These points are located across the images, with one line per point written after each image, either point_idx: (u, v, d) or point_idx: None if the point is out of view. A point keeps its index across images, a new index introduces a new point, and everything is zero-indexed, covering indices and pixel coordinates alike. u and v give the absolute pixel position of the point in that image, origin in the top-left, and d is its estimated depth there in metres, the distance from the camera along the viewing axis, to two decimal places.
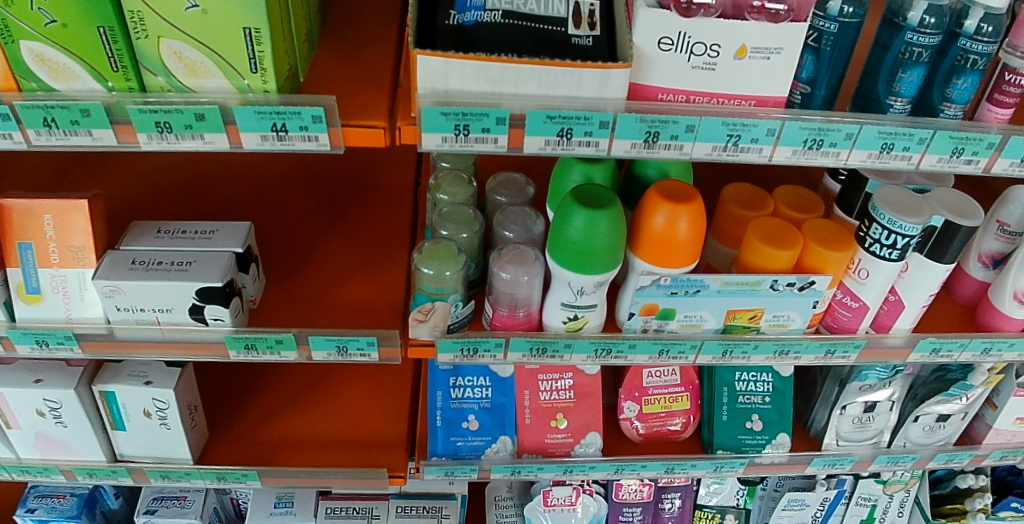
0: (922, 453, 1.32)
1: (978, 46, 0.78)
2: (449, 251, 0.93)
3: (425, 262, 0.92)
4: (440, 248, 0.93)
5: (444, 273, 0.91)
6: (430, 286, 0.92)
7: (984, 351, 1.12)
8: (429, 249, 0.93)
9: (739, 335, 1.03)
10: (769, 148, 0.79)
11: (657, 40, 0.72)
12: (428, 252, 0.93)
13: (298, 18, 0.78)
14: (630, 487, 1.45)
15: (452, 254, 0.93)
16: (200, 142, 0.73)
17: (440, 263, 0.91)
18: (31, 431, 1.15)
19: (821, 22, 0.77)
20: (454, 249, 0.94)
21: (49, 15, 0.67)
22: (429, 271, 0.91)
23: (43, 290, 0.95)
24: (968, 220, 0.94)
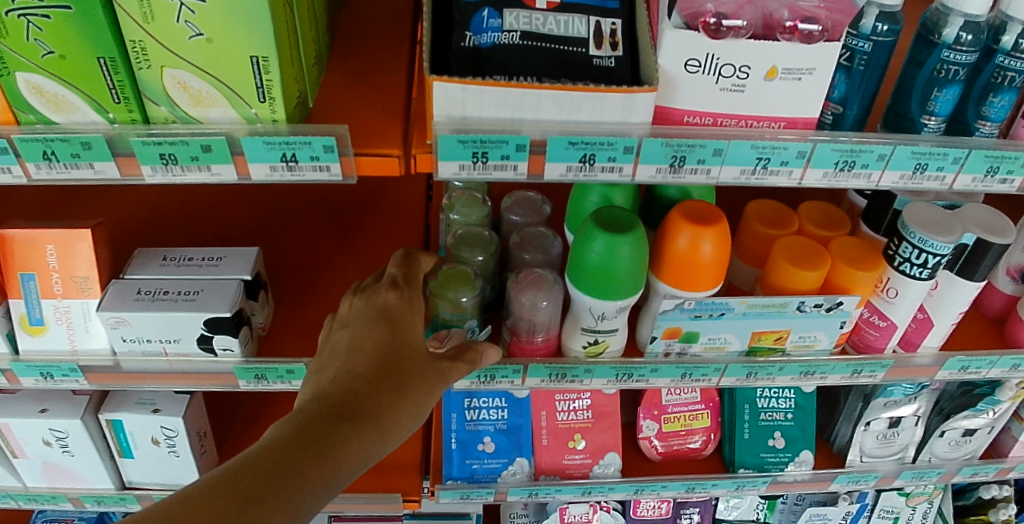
0: (949, 468, 1.29)
1: (1016, 62, 0.75)
2: (466, 276, 0.90)
3: (441, 287, 0.88)
4: (457, 274, 0.90)
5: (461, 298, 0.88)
6: (447, 313, 0.89)
7: (1013, 367, 1.08)
8: (445, 273, 0.90)
9: (765, 357, 0.99)
10: (800, 171, 0.76)
11: (684, 62, 0.69)
12: (444, 276, 0.90)
13: (307, 40, 0.74)
14: (647, 504, 1.42)
15: (470, 278, 0.90)
16: (207, 173, 0.70)
17: (457, 288, 0.88)
18: (38, 460, 1.13)
19: (854, 40, 0.74)
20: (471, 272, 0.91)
21: (46, 46, 0.63)
22: (444, 298, 0.88)
23: (46, 321, 0.92)
24: (1001, 237, 0.90)
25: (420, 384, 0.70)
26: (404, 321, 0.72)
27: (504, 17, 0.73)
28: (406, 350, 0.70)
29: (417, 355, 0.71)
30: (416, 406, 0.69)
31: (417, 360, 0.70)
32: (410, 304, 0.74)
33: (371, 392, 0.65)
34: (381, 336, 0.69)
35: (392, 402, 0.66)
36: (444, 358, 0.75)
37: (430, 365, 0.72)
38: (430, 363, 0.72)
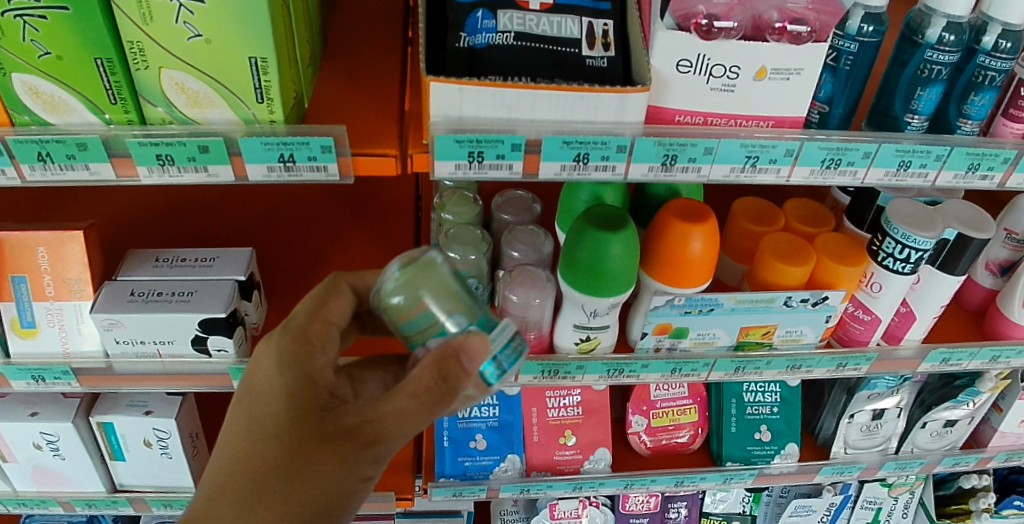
0: (930, 458, 1.33)
1: (996, 62, 0.78)
2: (414, 266, 0.64)
3: (391, 293, 0.64)
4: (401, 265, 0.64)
5: (412, 302, 0.63)
6: (403, 326, 0.64)
7: (992, 359, 1.11)
8: (385, 274, 0.65)
9: (752, 351, 1.01)
10: (787, 168, 0.78)
11: (676, 62, 0.71)
12: (388, 278, 0.64)
13: (302, 42, 0.75)
14: (636, 498, 1.44)
15: (421, 271, 0.63)
16: (204, 174, 0.71)
17: (405, 289, 0.63)
18: (28, 464, 1.12)
19: (840, 41, 0.76)
20: (425, 254, 0.65)
21: (42, 47, 0.63)
22: (400, 308, 0.63)
23: (37, 324, 0.91)
24: (981, 232, 0.94)
25: (303, 465, 0.59)
26: (269, 388, 0.61)
27: (497, 18, 0.73)
28: (272, 424, 0.59)
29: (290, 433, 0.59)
30: (320, 479, 0.60)
31: (287, 433, 0.59)
32: (279, 365, 0.61)
33: (243, 490, 0.59)
34: (252, 415, 0.61)
35: (263, 481, 0.59)
36: (338, 418, 0.59)
37: (314, 429, 0.58)
38: (308, 438, 0.58)
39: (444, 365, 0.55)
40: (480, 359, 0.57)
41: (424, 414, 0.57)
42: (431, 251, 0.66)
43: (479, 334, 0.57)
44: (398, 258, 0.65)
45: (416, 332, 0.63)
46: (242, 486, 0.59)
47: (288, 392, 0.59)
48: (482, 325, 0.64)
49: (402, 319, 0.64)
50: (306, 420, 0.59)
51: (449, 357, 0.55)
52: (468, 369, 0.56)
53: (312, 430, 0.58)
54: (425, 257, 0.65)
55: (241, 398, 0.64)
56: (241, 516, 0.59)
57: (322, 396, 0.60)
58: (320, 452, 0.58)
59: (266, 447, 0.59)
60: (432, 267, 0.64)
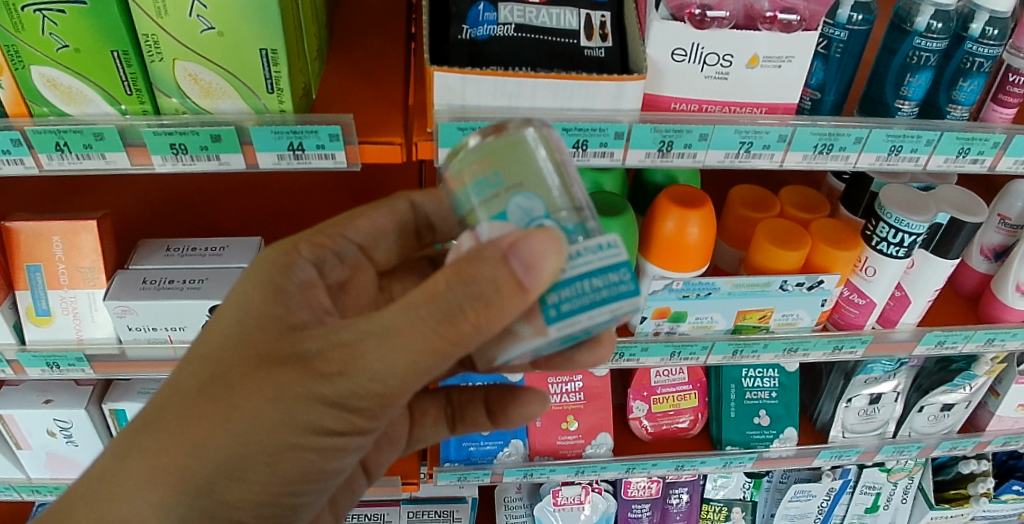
0: (927, 442, 1.35)
1: (984, 49, 0.80)
2: (499, 138, 0.52)
3: (462, 160, 0.53)
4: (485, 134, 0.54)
5: (482, 179, 0.52)
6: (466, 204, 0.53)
7: (987, 342, 1.13)
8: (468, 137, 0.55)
9: (750, 334, 1.04)
10: (781, 154, 0.80)
11: (671, 51, 0.73)
12: (467, 144, 0.54)
13: (310, 34, 0.77)
14: (638, 484, 1.47)
15: (506, 146, 0.52)
16: (217, 162, 0.73)
17: (481, 162, 0.52)
18: (42, 451, 1.14)
19: (831, 29, 0.78)
20: (519, 126, 0.53)
21: (61, 40, 0.66)
22: (469, 181, 0.53)
23: (52, 312, 0.94)
24: (973, 216, 0.96)
25: (235, 385, 0.56)
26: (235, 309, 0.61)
27: (498, 10, 0.75)
28: (225, 342, 0.59)
29: (236, 355, 0.58)
30: (242, 411, 0.55)
31: (232, 353, 0.58)
32: (253, 288, 0.62)
33: (171, 411, 0.57)
34: (208, 335, 0.61)
35: (192, 390, 0.58)
36: (311, 334, 0.56)
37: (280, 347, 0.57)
38: (248, 361, 0.57)
39: (487, 272, 0.45)
40: (545, 267, 0.45)
41: (425, 335, 0.48)
42: (536, 123, 0.54)
43: (547, 234, 0.45)
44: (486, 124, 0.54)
45: (479, 214, 0.52)
46: (171, 393, 0.59)
47: (260, 306, 0.61)
48: (567, 230, 0.51)
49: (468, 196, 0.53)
50: (261, 336, 0.58)
51: (494, 260, 0.45)
52: (524, 279, 0.45)
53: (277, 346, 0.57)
54: (518, 128, 0.53)
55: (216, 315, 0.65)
56: (159, 437, 0.57)
57: (294, 318, 0.59)
58: (263, 371, 0.56)
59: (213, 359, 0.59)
60: (524, 142, 0.52)
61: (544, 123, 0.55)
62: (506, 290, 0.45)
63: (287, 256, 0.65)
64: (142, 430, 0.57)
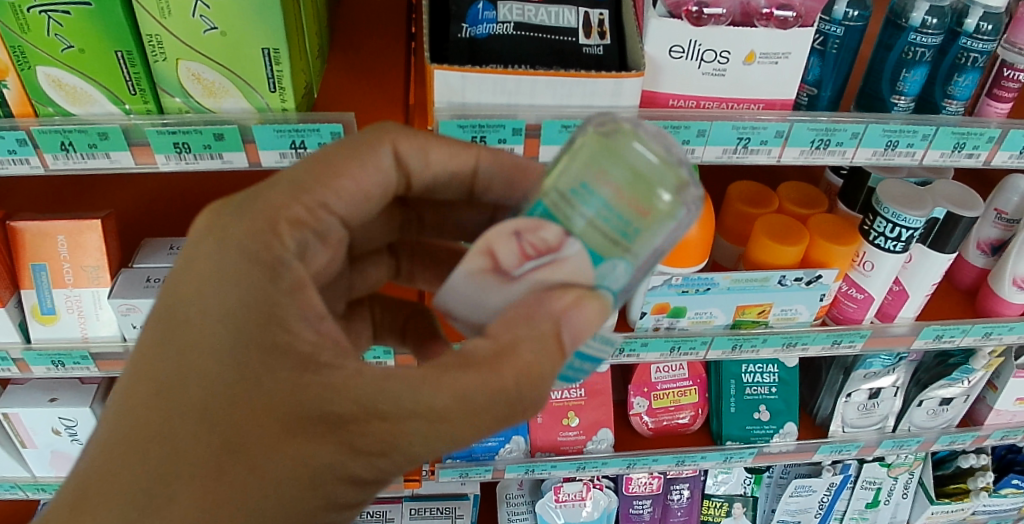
0: (927, 436, 1.35)
1: (978, 44, 0.81)
2: (638, 187, 0.49)
3: (603, 161, 0.49)
4: (631, 158, 0.49)
5: (592, 210, 0.50)
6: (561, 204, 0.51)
7: (984, 335, 1.14)
8: (609, 135, 0.50)
9: (749, 330, 1.05)
10: (778, 149, 0.81)
11: (669, 48, 0.74)
12: (601, 149, 0.50)
13: (311, 34, 0.78)
14: (639, 480, 1.47)
15: (637, 206, 0.49)
16: (219, 160, 0.74)
17: (612, 191, 0.49)
18: (47, 449, 1.15)
19: (827, 26, 0.79)
20: (666, 184, 0.49)
21: (65, 40, 0.67)
22: (580, 193, 0.50)
23: (57, 311, 0.94)
24: (970, 210, 0.97)
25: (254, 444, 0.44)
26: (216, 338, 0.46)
27: (497, 9, 0.76)
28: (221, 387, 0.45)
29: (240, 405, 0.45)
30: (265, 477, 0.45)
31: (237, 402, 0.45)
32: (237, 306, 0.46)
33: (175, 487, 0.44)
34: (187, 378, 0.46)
35: (201, 471, 0.44)
36: (336, 388, 0.45)
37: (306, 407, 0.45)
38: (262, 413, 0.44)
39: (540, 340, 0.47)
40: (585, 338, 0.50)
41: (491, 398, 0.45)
42: (684, 183, 0.50)
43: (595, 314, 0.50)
44: (634, 145, 0.50)
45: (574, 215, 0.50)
46: (162, 475, 0.44)
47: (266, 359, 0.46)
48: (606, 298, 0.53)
49: (567, 198, 0.51)
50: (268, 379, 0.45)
51: (549, 327, 0.48)
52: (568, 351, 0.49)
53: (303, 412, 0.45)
54: (664, 186, 0.49)
55: (173, 340, 0.47)
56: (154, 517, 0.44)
57: (301, 345, 0.46)
58: (294, 445, 0.45)
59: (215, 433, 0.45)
60: (658, 213, 0.49)
61: (694, 182, 0.51)
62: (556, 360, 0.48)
63: (271, 257, 0.48)
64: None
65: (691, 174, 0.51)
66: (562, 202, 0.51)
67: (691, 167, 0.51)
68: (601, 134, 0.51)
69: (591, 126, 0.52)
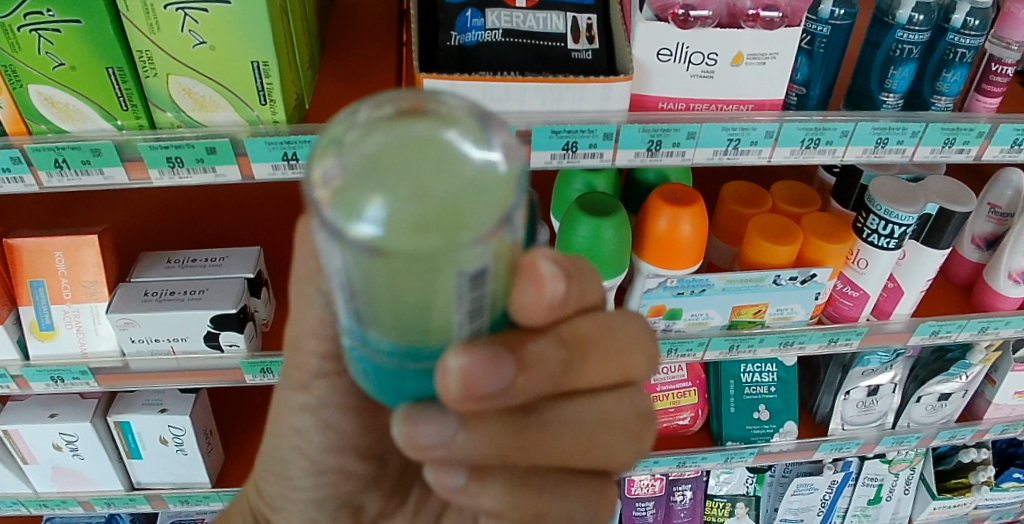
0: (926, 432, 1.35)
1: (966, 39, 0.81)
2: (426, 230, 0.30)
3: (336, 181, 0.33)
4: (409, 188, 0.30)
5: (357, 267, 0.32)
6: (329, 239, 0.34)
7: (981, 330, 1.14)
8: (376, 146, 0.32)
9: (745, 329, 1.05)
10: (768, 149, 0.82)
11: (656, 51, 0.75)
12: (373, 175, 0.31)
13: (301, 46, 0.79)
14: (641, 482, 1.48)
15: (428, 263, 0.30)
16: (212, 174, 0.75)
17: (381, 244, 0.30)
18: (49, 465, 1.15)
19: (814, 25, 0.80)
20: (471, 214, 0.30)
21: (57, 58, 0.67)
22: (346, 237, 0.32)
23: (55, 326, 0.95)
24: (962, 206, 0.97)
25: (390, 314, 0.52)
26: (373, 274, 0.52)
27: (486, 16, 0.77)
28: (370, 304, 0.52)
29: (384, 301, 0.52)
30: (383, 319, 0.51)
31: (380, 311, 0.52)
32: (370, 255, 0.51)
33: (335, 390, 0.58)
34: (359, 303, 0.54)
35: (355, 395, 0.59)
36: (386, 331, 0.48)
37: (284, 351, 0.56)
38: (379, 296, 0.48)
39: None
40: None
41: None
42: (505, 196, 0.32)
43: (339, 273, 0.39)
44: (415, 157, 0.31)
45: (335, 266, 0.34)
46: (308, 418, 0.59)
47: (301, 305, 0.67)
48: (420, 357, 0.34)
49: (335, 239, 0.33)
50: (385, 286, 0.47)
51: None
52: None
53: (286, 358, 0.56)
54: (471, 210, 0.31)
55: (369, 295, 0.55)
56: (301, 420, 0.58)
57: None
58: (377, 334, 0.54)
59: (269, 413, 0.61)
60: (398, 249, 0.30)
61: (503, 196, 0.32)
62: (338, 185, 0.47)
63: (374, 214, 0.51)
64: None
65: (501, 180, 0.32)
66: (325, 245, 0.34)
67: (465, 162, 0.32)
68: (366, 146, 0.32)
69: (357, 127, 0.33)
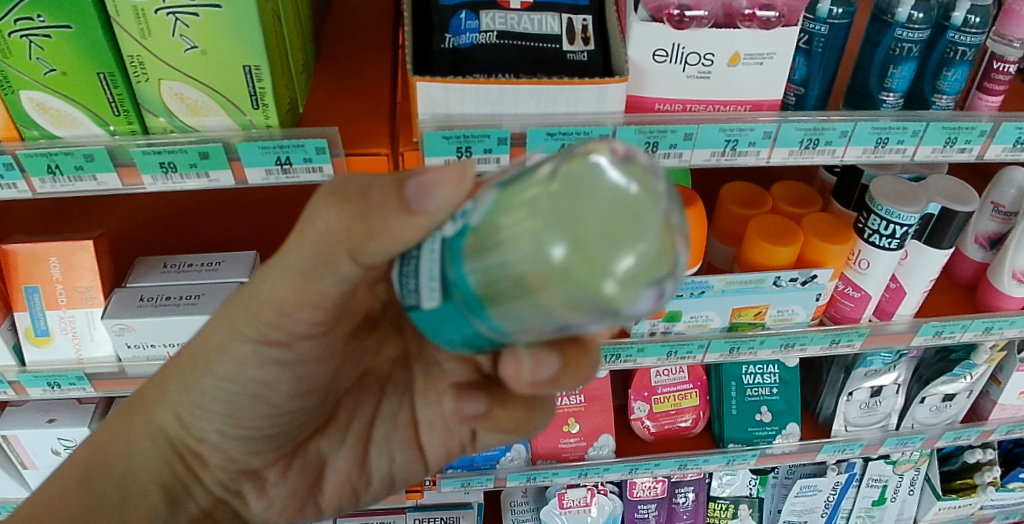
0: (930, 433, 1.34)
1: (967, 37, 0.80)
2: (580, 283, 0.35)
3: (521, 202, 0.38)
4: (585, 268, 0.35)
5: (509, 279, 0.38)
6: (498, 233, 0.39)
7: (985, 330, 1.13)
8: (567, 211, 0.35)
9: (745, 331, 1.04)
10: (766, 150, 0.81)
11: (652, 52, 0.74)
12: (563, 221, 0.36)
13: (295, 50, 0.78)
14: (643, 484, 1.46)
15: (578, 310, 0.36)
16: (206, 179, 0.74)
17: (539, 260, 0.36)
18: (47, 470, 1.15)
19: (811, 24, 0.79)
20: (622, 282, 0.35)
21: (48, 64, 0.67)
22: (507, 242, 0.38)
23: (51, 332, 0.94)
24: (964, 205, 0.96)
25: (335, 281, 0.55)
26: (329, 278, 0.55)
27: (480, 18, 0.76)
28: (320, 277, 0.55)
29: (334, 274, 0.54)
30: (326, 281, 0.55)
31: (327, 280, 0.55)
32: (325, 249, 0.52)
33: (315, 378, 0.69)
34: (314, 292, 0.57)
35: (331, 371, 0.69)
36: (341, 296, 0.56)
37: (254, 295, 0.58)
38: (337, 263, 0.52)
39: (382, 185, 0.47)
40: (430, 199, 0.44)
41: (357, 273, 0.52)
42: (661, 287, 0.36)
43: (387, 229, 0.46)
44: (596, 221, 0.35)
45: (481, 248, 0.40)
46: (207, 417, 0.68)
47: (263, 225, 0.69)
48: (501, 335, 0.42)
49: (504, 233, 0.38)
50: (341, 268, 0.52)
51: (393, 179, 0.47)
52: (411, 207, 0.45)
53: (263, 303, 0.57)
54: (624, 279, 0.35)
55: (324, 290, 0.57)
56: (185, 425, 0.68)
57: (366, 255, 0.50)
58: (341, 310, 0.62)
59: (215, 343, 0.63)
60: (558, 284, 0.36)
61: (665, 292, 0.36)
62: (388, 208, 0.46)
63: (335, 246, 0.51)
64: (87, 519, 0.63)
65: (667, 286, 0.36)
66: (480, 250, 0.39)
67: (657, 252, 0.35)
68: (555, 207, 0.36)
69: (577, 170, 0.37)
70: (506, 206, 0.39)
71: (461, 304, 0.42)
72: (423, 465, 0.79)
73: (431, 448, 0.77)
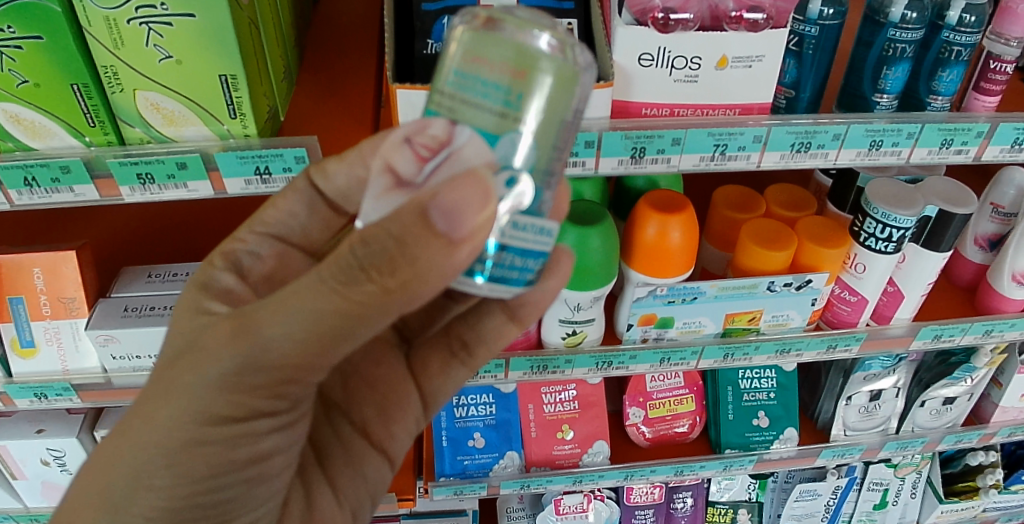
0: (931, 437, 1.32)
1: (961, 37, 0.79)
2: (528, 63, 0.47)
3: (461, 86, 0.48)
4: (567, 92, 0.49)
5: (502, 123, 0.47)
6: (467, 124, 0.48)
7: (985, 333, 1.11)
8: (536, 81, 0.48)
9: (740, 337, 1.02)
10: (757, 155, 0.79)
11: (637, 56, 0.72)
12: (485, 54, 0.48)
13: (274, 57, 0.77)
14: (640, 490, 1.44)
15: (539, 77, 0.48)
16: (184, 190, 0.73)
17: (502, 69, 0.47)
18: (37, 480, 1.14)
19: (801, 26, 0.77)
20: (542, 45, 0.48)
21: (21, 75, 0.66)
22: (478, 115, 0.48)
23: (37, 343, 0.94)
24: (962, 207, 0.94)
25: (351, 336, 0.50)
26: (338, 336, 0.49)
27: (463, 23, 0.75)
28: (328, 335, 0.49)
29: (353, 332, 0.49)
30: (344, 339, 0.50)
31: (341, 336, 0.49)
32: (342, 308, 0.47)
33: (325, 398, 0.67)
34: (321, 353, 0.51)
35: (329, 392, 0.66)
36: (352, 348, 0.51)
37: (245, 364, 0.52)
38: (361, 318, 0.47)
39: (403, 222, 0.42)
40: (466, 222, 0.42)
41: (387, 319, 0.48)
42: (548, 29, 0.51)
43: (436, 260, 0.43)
44: (492, 36, 0.48)
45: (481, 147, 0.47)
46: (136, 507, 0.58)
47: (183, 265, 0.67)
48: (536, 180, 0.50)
49: (472, 116, 0.48)
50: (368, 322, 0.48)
51: (411, 212, 0.42)
52: (449, 236, 0.43)
53: (264, 371, 0.53)
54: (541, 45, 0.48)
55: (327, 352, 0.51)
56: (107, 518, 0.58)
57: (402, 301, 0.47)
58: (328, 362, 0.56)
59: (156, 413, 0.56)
60: (525, 74, 0.47)
61: (571, 47, 0.51)
62: (430, 246, 0.43)
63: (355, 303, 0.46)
64: None
65: (582, 53, 0.53)
66: (530, 165, 0.49)
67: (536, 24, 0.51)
68: (527, 88, 0.47)
69: (460, 41, 0.49)
70: (454, 107, 0.48)
71: (539, 216, 0.51)
72: (389, 462, 0.82)
73: (385, 439, 0.81)
